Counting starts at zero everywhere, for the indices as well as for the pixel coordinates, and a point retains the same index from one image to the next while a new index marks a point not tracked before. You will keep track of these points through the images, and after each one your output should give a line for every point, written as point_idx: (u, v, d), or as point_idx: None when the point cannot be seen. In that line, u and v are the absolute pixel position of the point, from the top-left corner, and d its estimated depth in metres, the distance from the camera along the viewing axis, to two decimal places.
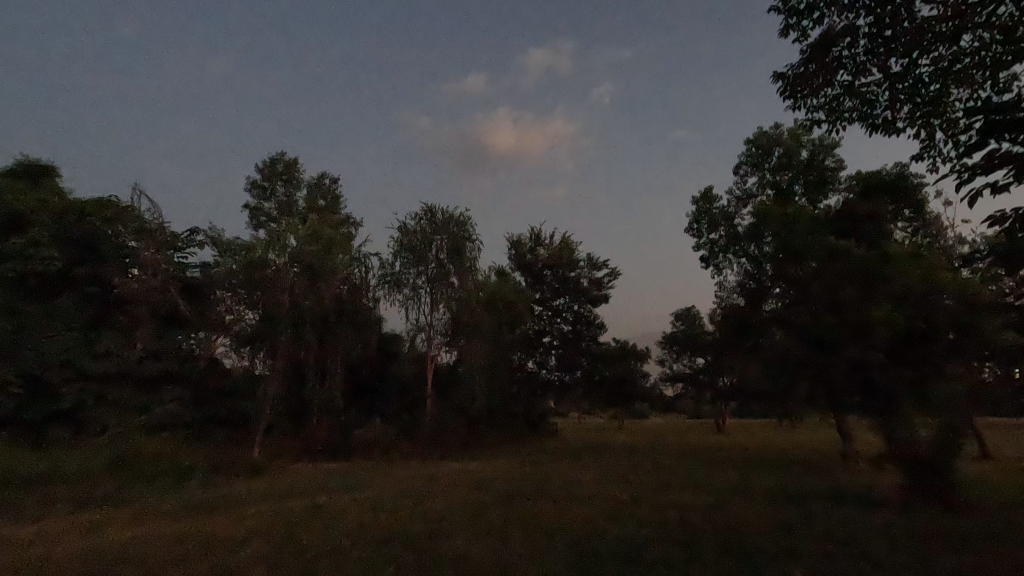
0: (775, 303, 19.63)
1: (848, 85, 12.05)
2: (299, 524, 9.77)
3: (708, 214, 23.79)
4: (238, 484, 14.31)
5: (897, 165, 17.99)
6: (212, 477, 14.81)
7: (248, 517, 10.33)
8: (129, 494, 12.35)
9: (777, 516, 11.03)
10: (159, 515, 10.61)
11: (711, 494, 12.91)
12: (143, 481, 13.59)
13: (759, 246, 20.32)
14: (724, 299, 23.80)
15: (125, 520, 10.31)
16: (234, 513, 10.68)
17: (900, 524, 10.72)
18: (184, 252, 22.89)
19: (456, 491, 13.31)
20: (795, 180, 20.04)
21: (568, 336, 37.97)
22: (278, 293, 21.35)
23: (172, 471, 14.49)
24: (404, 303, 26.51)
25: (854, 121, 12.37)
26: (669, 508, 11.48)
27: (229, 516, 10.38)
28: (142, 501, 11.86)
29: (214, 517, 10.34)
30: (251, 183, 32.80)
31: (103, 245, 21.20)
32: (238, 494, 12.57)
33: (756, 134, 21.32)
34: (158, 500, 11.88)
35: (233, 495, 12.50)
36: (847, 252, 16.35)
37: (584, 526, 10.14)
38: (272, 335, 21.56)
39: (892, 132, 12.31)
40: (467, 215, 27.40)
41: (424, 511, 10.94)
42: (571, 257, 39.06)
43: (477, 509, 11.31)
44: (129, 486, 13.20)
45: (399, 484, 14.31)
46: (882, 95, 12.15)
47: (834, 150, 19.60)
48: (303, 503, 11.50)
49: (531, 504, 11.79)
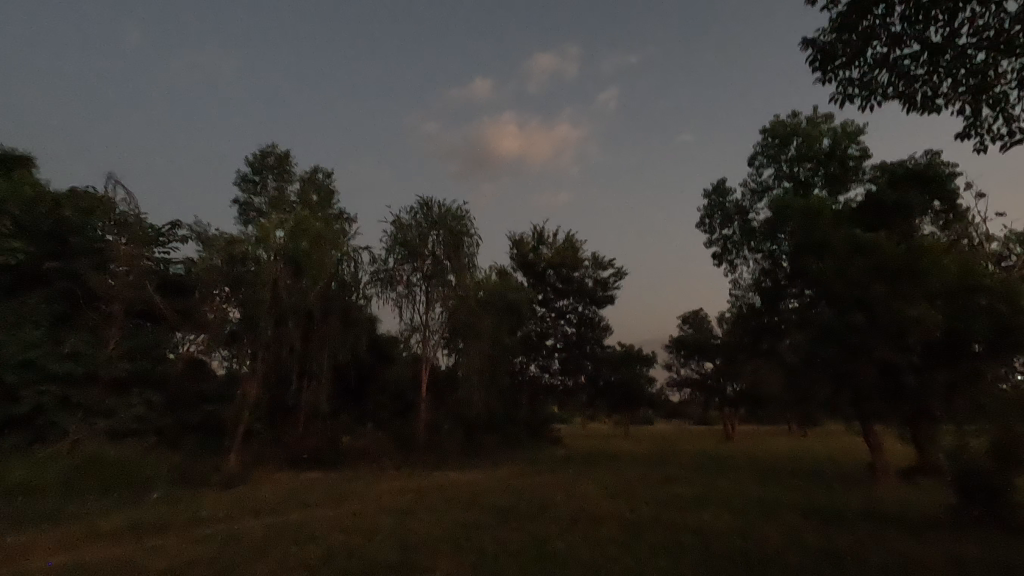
0: (794, 302, 18.36)
1: (882, 58, 10.86)
2: (256, 550, 8.63)
3: (720, 208, 22.48)
4: (202, 498, 13.05)
5: (926, 153, 16.81)
6: (174, 492, 13.58)
7: (202, 540, 9.16)
8: (73, 511, 11.11)
9: (803, 544, 9.76)
10: (102, 537, 9.44)
11: (729, 515, 11.66)
12: (94, 496, 12.39)
13: (776, 242, 19.03)
14: (738, 298, 22.44)
15: (64, 542, 9.18)
16: (187, 535, 9.52)
17: (946, 554, 9.33)
18: (165, 247, 21.91)
19: (445, 509, 12.07)
20: (815, 171, 18.76)
21: (571, 339, 36.54)
22: (260, 289, 20.23)
23: (130, 483, 13.32)
24: (398, 301, 25.37)
25: (890, 98, 11.15)
26: (686, 533, 10.26)
27: (181, 539, 9.25)
28: (86, 519, 10.66)
29: (165, 540, 9.22)
30: (241, 177, 31.72)
31: (75, 238, 20.16)
32: (197, 512, 11.33)
33: (773, 122, 19.92)
34: (103, 519, 10.66)
35: (193, 512, 11.29)
36: (875, 246, 15.08)
37: (585, 555, 8.92)
38: (255, 334, 20.44)
39: (932, 111, 11.13)
40: (465, 208, 26.17)
41: (405, 534, 9.78)
42: (575, 256, 37.77)
43: (465, 531, 10.10)
44: (76, 501, 11.99)
45: (384, 499, 13.14)
46: (920, 69, 10.95)
47: (857, 138, 18.33)
48: (270, 523, 10.34)
49: (528, 527, 10.55)
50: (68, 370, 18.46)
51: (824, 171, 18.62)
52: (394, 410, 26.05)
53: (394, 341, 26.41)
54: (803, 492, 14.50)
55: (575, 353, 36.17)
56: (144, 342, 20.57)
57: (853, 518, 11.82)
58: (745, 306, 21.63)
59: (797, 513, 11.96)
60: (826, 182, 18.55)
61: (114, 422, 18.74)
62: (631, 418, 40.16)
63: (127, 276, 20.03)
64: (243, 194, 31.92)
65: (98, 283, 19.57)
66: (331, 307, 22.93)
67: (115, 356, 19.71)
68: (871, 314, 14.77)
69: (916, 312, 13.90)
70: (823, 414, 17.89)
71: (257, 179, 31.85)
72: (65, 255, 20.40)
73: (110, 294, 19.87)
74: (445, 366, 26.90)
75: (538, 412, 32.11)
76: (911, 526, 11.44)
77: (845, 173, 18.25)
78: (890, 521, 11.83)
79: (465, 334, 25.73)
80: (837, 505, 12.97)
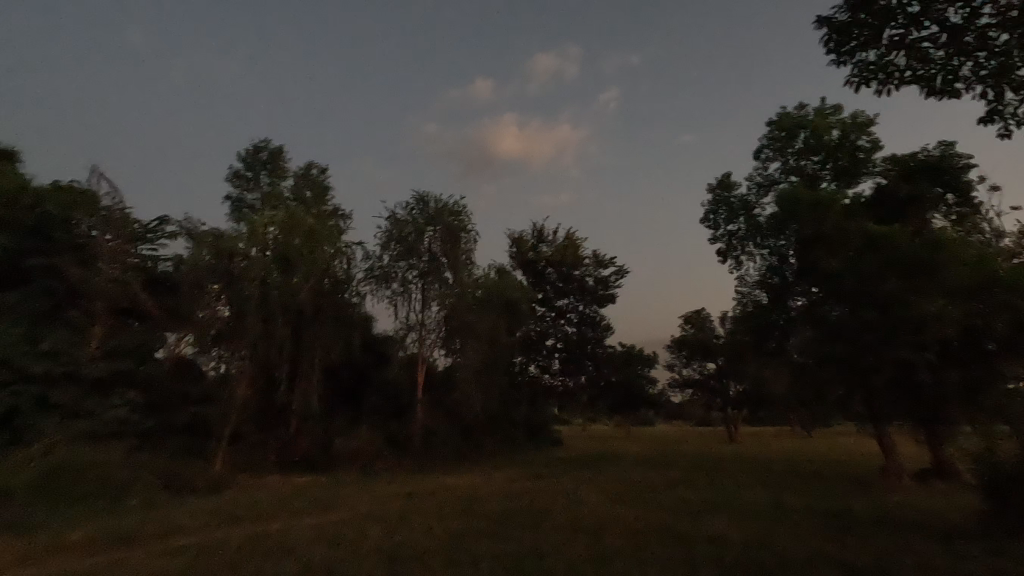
0: (802, 299, 17.77)
1: (898, 40, 10.29)
2: (228, 565, 8.10)
3: (726, 203, 21.89)
4: (178, 505, 12.44)
5: (940, 145, 16.25)
6: (150, 499, 12.97)
7: (171, 554, 8.60)
8: (39, 519, 10.54)
9: (814, 556, 9.17)
10: (62, 550, 8.84)
11: (741, 523, 11.13)
12: (63, 504, 11.78)
13: (783, 239, 18.38)
14: (744, 295, 21.80)
15: (21, 556, 8.57)
16: (157, 549, 8.95)
17: (966, 566, 8.72)
18: (152, 243, 21.47)
19: (437, 518, 11.45)
20: (823, 164, 18.22)
21: (571, 339, 35.93)
22: (248, 285, 19.73)
23: (103, 491, 12.71)
24: (392, 299, 24.79)
25: (907, 83, 10.57)
26: (697, 544, 9.69)
27: (149, 554, 8.67)
28: (52, 529, 10.06)
29: (131, 554, 8.63)
30: (233, 173, 31.18)
31: (58, 233, 19.68)
32: (171, 520, 10.72)
33: (780, 114, 19.36)
34: (69, 529, 10.06)
35: (166, 521, 10.71)
36: (888, 240, 14.50)
37: (587, 569, 8.30)
38: (243, 332, 19.87)
39: (952, 95, 10.55)
40: (463, 204, 25.60)
41: (393, 545, 9.23)
42: (575, 254, 37.21)
43: (460, 541, 9.54)
44: (43, 507, 11.39)
45: (374, 506, 12.59)
46: (939, 52, 10.37)
47: (867, 129, 17.80)
48: (249, 533, 9.76)
49: (526, 537, 9.99)
50: (47, 370, 17.88)
51: (833, 164, 18.08)
52: (389, 411, 25.46)
53: (389, 341, 25.85)
54: (811, 497, 13.96)
55: (576, 353, 35.59)
56: (128, 341, 20.04)
57: (865, 526, 11.24)
58: (751, 303, 21.01)
59: (806, 522, 11.33)
60: (835, 175, 18.01)
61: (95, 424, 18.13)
62: (632, 419, 39.55)
63: (111, 272, 19.56)
64: (236, 191, 31.36)
65: (80, 279, 19.06)
66: (322, 305, 22.34)
67: (98, 355, 19.18)
68: (885, 310, 14.18)
69: (935, 308, 13.32)
70: (832, 415, 17.31)
71: (250, 176, 31.29)
72: (48, 251, 19.93)
73: (93, 292, 19.35)
74: (442, 366, 26.31)
75: (537, 413, 31.52)
76: (927, 535, 10.87)
77: (854, 165, 17.71)
78: (906, 530, 11.18)
79: (463, 332, 25.15)
80: (847, 512, 12.40)
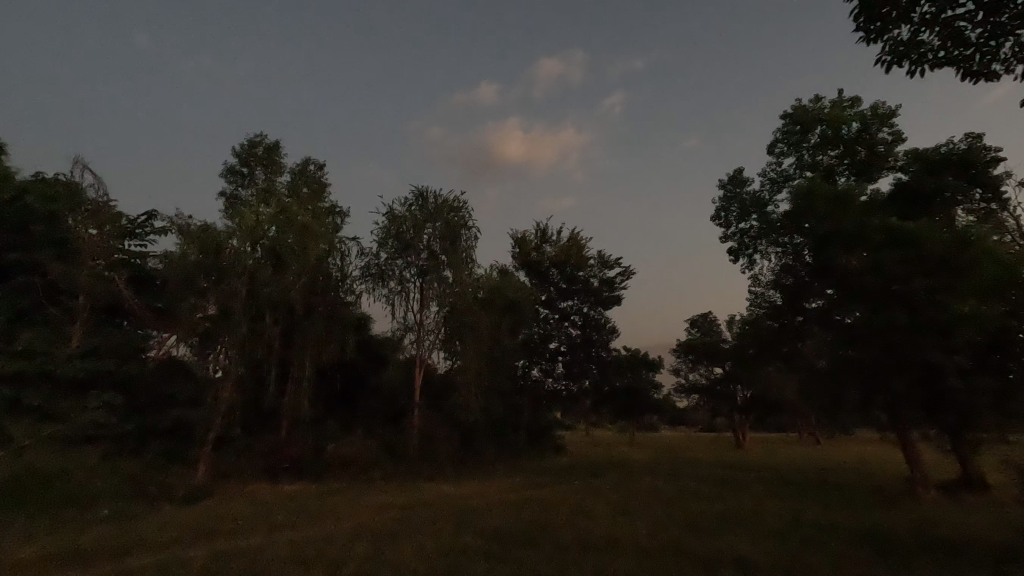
0: (818, 299, 16.88)
1: (932, 18, 9.42)
2: None
3: (738, 199, 21.08)
4: (147, 518, 11.69)
5: (968, 137, 15.41)
6: (117, 511, 12.26)
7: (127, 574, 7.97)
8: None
9: None
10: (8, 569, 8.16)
11: (758, 542, 10.30)
12: (21, 515, 11.09)
13: (798, 236, 17.53)
14: (756, 295, 20.91)
15: None
16: (113, 568, 8.22)
17: None
18: (139, 239, 20.95)
19: (430, 532, 10.74)
20: (840, 158, 17.48)
21: (576, 341, 35.13)
22: (234, 281, 19.01)
23: (66, 502, 12.03)
24: (390, 298, 24.03)
25: (940, 65, 9.71)
26: (716, 566, 8.88)
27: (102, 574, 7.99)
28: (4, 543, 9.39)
29: None
30: (228, 169, 30.57)
31: (39, 227, 19.19)
32: (136, 535, 10.02)
33: (796, 107, 18.58)
34: (20, 544, 9.37)
35: (129, 535, 9.99)
36: (910, 235, 13.63)
37: None
38: (229, 331, 19.10)
39: (990, 78, 9.68)
40: (464, 200, 24.89)
41: (371, 563, 8.53)
42: (579, 254, 36.42)
43: (448, 561, 8.81)
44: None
45: (359, 520, 11.82)
46: (976, 30, 9.49)
47: (888, 122, 17.04)
48: (221, 549, 9.08)
49: (523, 556, 9.29)
50: (21, 369, 17.32)
51: (851, 158, 17.28)
52: (385, 415, 24.70)
53: (386, 342, 25.11)
54: (829, 512, 13.07)
55: (579, 356, 34.76)
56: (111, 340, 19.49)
57: (888, 546, 10.42)
58: (764, 304, 20.15)
59: (822, 541, 10.53)
60: (853, 170, 17.19)
61: (70, 428, 17.33)
62: (637, 425, 38.69)
63: (92, 267, 19.04)
64: (231, 186, 30.76)
65: (60, 275, 18.54)
66: (315, 304, 21.65)
67: (77, 355, 18.62)
68: (909, 310, 13.29)
69: (961, 309, 12.44)
70: (850, 422, 16.46)
71: (245, 171, 30.68)
72: (30, 247, 19.46)
73: (74, 287, 18.81)
74: (441, 369, 25.49)
75: (539, 418, 30.72)
76: (955, 555, 9.97)
77: (873, 159, 16.95)
78: (928, 549, 10.37)
79: (462, 333, 24.37)
80: (867, 528, 11.52)
